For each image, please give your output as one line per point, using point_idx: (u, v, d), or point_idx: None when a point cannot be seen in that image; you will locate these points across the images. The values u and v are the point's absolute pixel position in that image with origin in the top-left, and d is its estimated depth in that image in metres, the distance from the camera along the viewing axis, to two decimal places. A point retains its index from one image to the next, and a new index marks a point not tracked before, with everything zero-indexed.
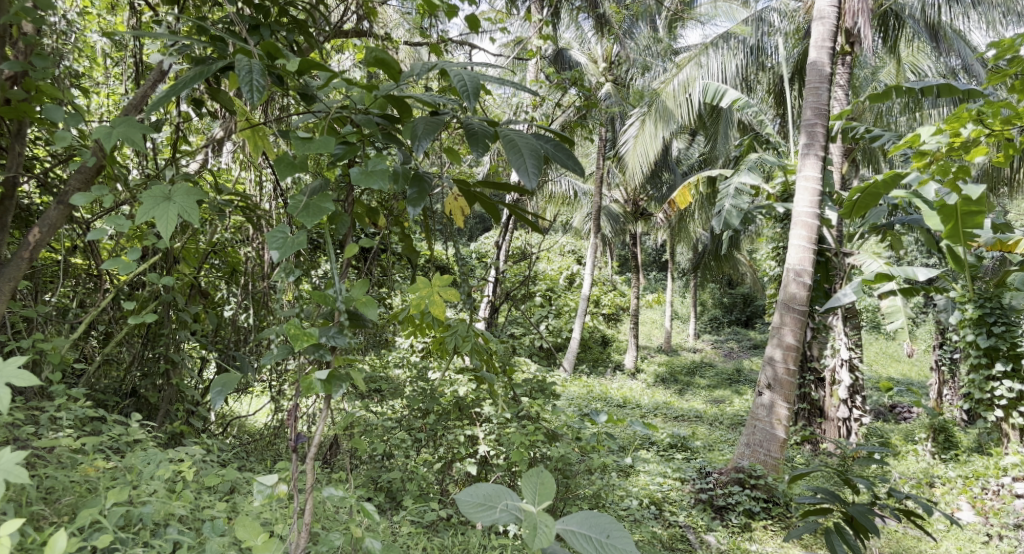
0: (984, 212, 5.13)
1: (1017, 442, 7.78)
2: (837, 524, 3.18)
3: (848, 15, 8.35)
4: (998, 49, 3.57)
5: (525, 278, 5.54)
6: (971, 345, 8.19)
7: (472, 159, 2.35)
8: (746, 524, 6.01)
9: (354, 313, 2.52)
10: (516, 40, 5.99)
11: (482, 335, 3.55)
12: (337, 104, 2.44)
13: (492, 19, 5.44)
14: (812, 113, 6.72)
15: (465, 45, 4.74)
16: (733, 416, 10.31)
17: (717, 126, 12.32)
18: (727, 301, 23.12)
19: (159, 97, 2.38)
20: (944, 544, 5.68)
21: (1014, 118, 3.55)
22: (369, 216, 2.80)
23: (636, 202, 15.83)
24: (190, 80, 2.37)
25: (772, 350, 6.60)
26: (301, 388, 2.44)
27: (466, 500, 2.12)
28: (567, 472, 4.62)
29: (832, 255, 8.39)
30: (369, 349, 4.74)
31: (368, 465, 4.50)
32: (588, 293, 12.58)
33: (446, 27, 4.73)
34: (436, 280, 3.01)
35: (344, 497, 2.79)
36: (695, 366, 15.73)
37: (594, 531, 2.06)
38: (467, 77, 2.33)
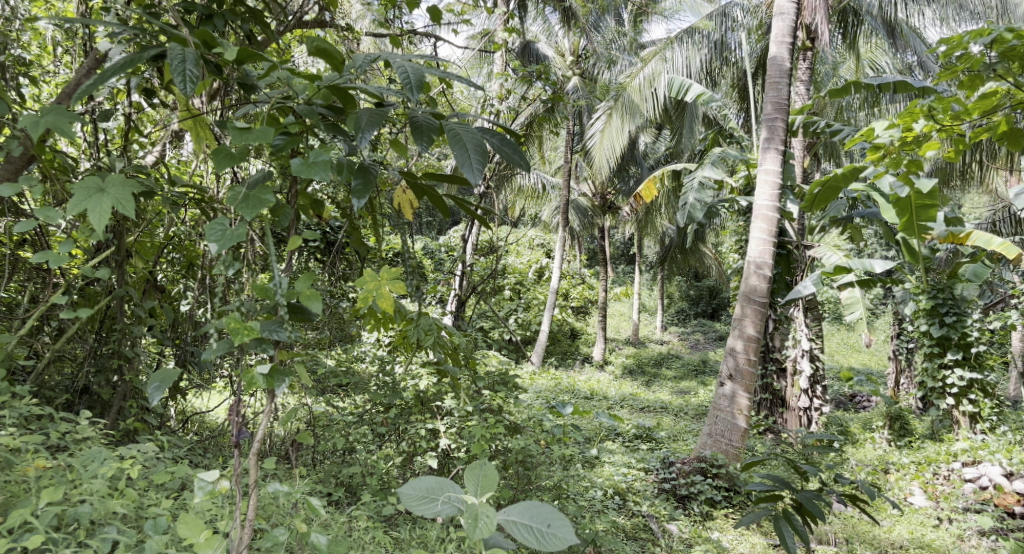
0: (937, 205, 5.23)
1: (967, 428, 8.01)
2: (787, 511, 3.22)
3: (807, 11, 8.48)
4: (948, 47, 3.63)
5: (493, 272, 5.53)
6: (924, 334, 8.37)
7: (417, 152, 2.32)
8: (707, 512, 6.09)
9: (298, 306, 2.49)
10: (483, 33, 5.97)
11: (445, 329, 3.51)
12: (279, 95, 2.41)
13: (458, 12, 5.41)
14: (773, 108, 6.80)
15: (429, 38, 4.69)
16: (698, 407, 10.42)
17: (683, 120, 12.39)
18: (693, 293, 23.40)
19: (85, 86, 2.31)
20: (896, 528, 5.81)
21: (964, 114, 3.62)
22: (315, 208, 2.77)
23: (603, 195, 15.89)
24: (120, 68, 2.32)
25: (733, 341, 6.69)
26: (242, 383, 2.40)
27: (410, 493, 2.14)
28: (529, 464, 4.62)
29: (794, 248, 8.52)
30: (334, 344, 4.71)
31: (330, 462, 4.46)
32: (556, 286, 12.51)
33: (411, 19, 4.67)
34: (385, 273, 2.99)
35: (292, 493, 2.76)
36: (662, 358, 15.87)
37: (536, 521, 2.07)
38: (411, 70, 2.31)
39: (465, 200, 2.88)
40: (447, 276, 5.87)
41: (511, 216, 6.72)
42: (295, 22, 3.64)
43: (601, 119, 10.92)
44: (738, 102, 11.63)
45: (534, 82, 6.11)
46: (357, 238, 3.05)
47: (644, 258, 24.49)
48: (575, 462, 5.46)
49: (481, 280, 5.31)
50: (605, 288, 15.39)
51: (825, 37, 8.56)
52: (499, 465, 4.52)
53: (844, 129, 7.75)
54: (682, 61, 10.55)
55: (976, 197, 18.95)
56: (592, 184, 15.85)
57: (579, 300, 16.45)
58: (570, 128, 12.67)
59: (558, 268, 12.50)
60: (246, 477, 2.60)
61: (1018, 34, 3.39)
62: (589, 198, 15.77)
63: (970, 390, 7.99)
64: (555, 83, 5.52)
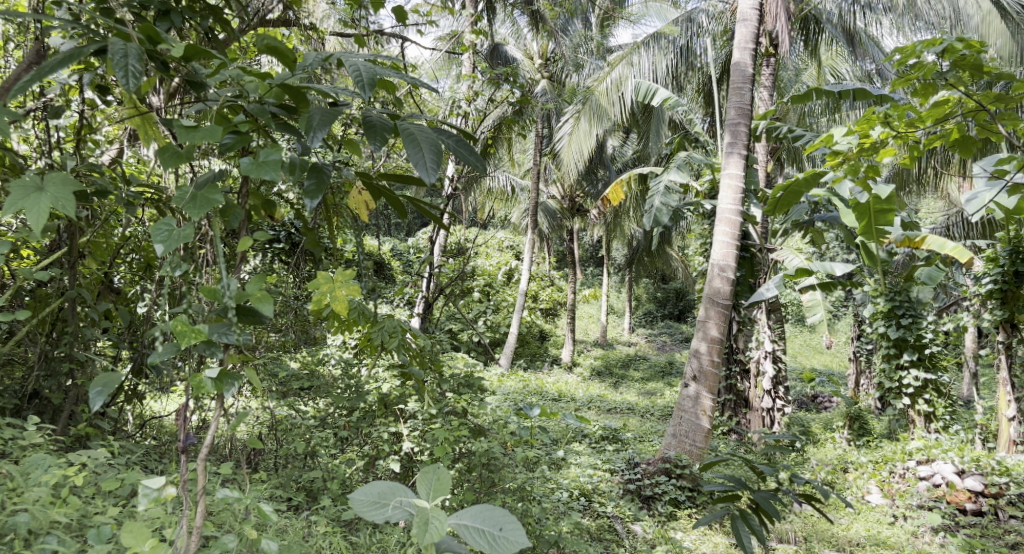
0: (893, 209, 5.34)
1: (923, 428, 8.16)
2: (745, 511, 3.25)
3: (769, 18, 8.59)
4: (902, 55, 3.70)
5: (461, 274, 5.51)
6: (882, 336, 8.51)
7: (370, 151, 2.29)
8: (671, 513, 6.12)
9: (249, 308, 2.44)
10: (451, 34, 5.93)
11: (410, 331, 3.49)
12: (229, 93, 2.37)
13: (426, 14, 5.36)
14: (736, 113, 6.87)
15: (396, 39, 4.64)
16: (664, 408, 10.50)
17: (649, 124, 12.48)
18: (660, 295, 23.60)
19: (22, 81, 2.24)
20: (854, 527, 5.89)
21: (918, 122, 3.68)
22: (268, 208, 2.72)
23: (572, 197, 15.93)
24: (59, 63, 2.26)
25: (697, 343, 6.75)
26: (189, 387, 2.36)
27: (361, 498, 2.12)
28: (492, 467, 4.60)
29: (757, 251, 8.61)
30: (299, 348, 4.64)
31: (291, 466, 4.41)
32: (525, 288, 12.52)
33: (378, 21, 4.62)
34: (339, 275, 2.96)
35: (242, 498, 2.71)
36: (629, 359, 15.97)
37: (488, 524, 2.06)
38: (364, 69, 2.30)
39: (423, 202, 2.85)
40: (414, 278, 5.82)
41: (479, 218, 6.70)
42: (257, 20, 3.57)
43: (569, 123, 10.95)
44: (703, 107, 11.73)
45: (501, 84, 6.08)
46: (317, 240, 3.02)
47: (613, 261, 24.62)
48: (542, 464, 5.47)
49: (448, 283, 5.28)
50: (573, 291, 15.42)
51: (786, 43, 8.67)
52: (463, 469, 4.49)
53: (805, 135, 7.86)
54: (648, 65, 10.61)
55: (931, 202, 19.38)
56: (561, 187, 15.89)
57: (547, 302, 16.47)
58: (537, 130, 12.68)
59: (526, 271, 12.46)
60: (194, 483, 2.54)
61: (969, 44, 3.47)
62: (558, 200, 15.79)
63: (925, 390, 8.13)
64: (522, 86, 5.50)
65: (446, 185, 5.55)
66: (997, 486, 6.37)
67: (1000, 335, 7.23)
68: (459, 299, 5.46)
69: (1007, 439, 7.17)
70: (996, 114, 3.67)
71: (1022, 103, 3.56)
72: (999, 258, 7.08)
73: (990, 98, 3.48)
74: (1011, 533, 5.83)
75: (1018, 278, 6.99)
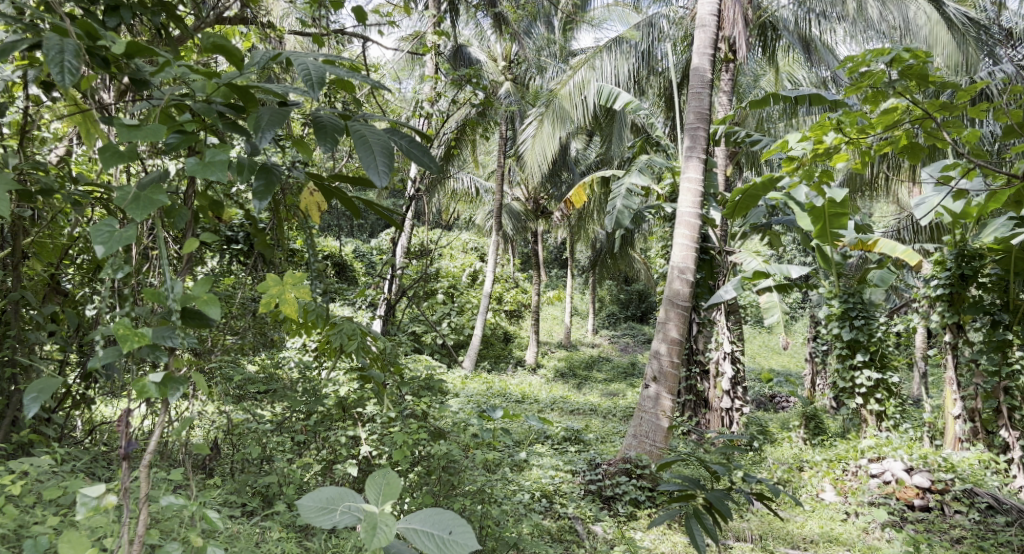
0: (847, 213, 5.44)
1: (875, 426, 8.32)
2: (698, 510, 3.28)
3: (727, 24, 8.69)
4: (854, 62, 3.77)
5: (424, 277, 5.47)
6: (836, 337, 8.67)
7: (321, 153, 2.28)
8: (631, 513, 6.15)
9: (194, 312, 2.40)
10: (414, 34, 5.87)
11: (370, 334, 3.46)
12: (175, 91, 2.32)
13: (388, 14, 5.31)
14: (694, 117, 6.93)
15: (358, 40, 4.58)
16: (626, 408, 10.57)
17: (612, 127, 12.55)
18: (623, 297, 23.76)
19: None
20: (808, 524, 5.99)
21: (869, 128, 3.76)
22: (216, 210, 2.67)
23: (536, 199, 15.95)
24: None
25: (658, 344, 6.79)
26: (132, 392, 2.30)
27: (310, 504, 2.10)
28: (451, 470, 4.56)
29: (716, 253, 8.76)
30: (257, 350, 4.55)
31: (246, 471, 4.34)
32: (488, 290, 12.49)
33: (339, 20, 4.55)
34: (289, 277, 2.91)
35: (188, 505, 2.65)
36: (591, 360, 16.04)
37: (437, 528, 2.04)
38: (314, 69, 2.27)
39: (377, 204, 2.82)
40: (377, 280, 5.78)
41: (444, 219, 6.67)
42: (215, 18, 3.49)
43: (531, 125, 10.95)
44: (664, 111, 11.83)
45: (465, 86, 6.04)
46: (269, 241, 2.97)
47: (577, 263, 24.72)
48: (504, 466, 5.46)
49: (410, 285, 5.24)
50: (537, 292, 15.42)
51: (744, 49, 8.78)
52: (421, 472, 4.45)
53: (762, 140, 7.97)
54: (610, 69, 10.65)
55: (884, 206, 19.78)
56: (525, 189, 15.92)
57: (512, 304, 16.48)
58: (501, 132, 12.67)
59: (491, 272, 12.44)
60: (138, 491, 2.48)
61: (915, 53, 3.56)
62: (522, 202, 15.79)
63: (877, 390, 8.28)
64: (486, 87, 5.47)
65: (408, 186, 5.51)
66: (943, 482, 6.53)
67: (947, 335, 7.41)
68: (422, 301, 5.43)
69: (954, 437, 7.34)
70: (941, 122, 3.77)
71: (966, 112, 3.66)
72: (947, 262, 7.26)
73: (936, 107, 3.58)
74: (956, 528, 5.98)
75: (964, 280, 7.17)
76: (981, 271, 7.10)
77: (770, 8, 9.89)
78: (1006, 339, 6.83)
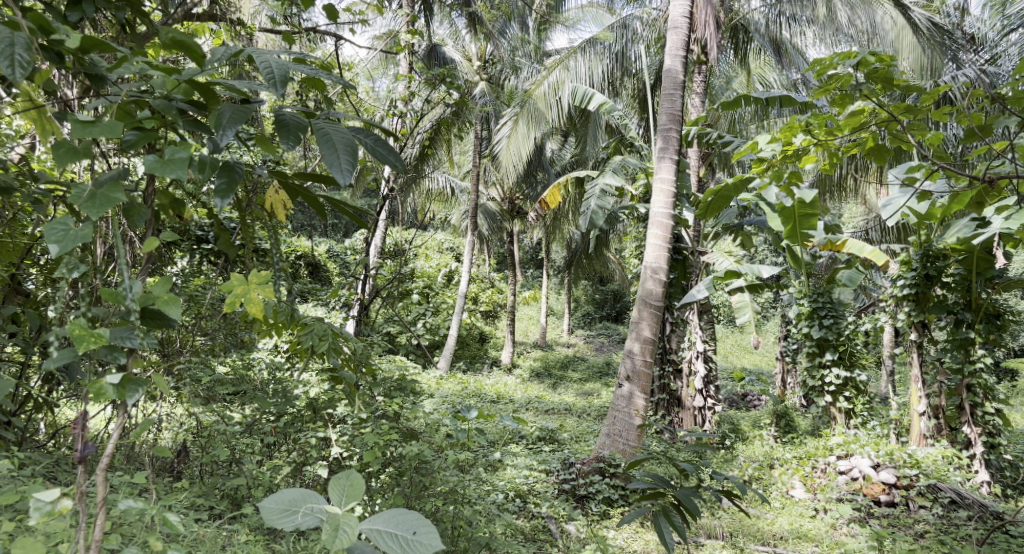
0: (816, 214, 5.51)
1: (843, 424, 8.42)
2: (666, 508, 3.29)
3: (698, 26, 8.74)
4: (822, 65, 3.80)
5: (398, 277, 5.44)
6: (806, 336, 8.76)
7: (284, 151, 2.26)
8: (605, 511, 6.16)
9: (154, 312, 2.36)
10: (388, 33, 5.83)
11: (341, 335, 3.43)
12: (133, 88, 2.29)
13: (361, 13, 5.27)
14: (667, 119, 6.95)
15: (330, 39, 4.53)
16: (600, 408, 10.60)
17: (586, 128, 12.57)
18: (598, 297, 23.86)
19: None
20: (778, 521, 6.04)
21: (836, 130, 3.79)
22: (177, 208, 2.63)
23: (512, 199, 15.92)
24: None
25: (631, 343, 6.81)
26: (88, 394, 2.27)
27: (271, 507, 2.08)
28: (423, 471, 4.52)
29: (688, 253, 8.82)
30: (228, 352, 4.50)
31: (214, 474, 4.29)
32: (463, 291, 12.45)
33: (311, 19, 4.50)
34: (253, 277, 2.88)
35: (147, 509, 2.61)
36: (567, 360, 16.06)
37: (401, 529, 2.03)
38: (276, 66, 2.25)
39: (342, 203, 2.80)
40: (350, 280, 5.73)
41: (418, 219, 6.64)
42: (183, 15, 3.43)
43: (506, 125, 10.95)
44: (638, 112, 11.88)
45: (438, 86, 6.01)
46: (234, 238, 2.94)
47: (553, 263, 24.75)
48: (477, 466, 5.45)
49: (383, 286, 5.20)
50: (512, 292, 15.41)
51: (715, 51, 8.83)
52: (392, 473, 4.41)
53: (733, 141, 8.03)
54: (584, 70, 10.67)
55: (853, 207, 20.04)
56: (500, 189, 15.91)
57: (488, 304, 16.45)
58: (476, 132, 12.64)
59: (466, 272, 12.40)
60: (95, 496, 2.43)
61: (881, 57, 3.59)
62: (498, 202, 15.76)
63: (846, 388, 8.39)
64: (460, 87, 5.45)
65: (382, 185, 5.47)
66: (908, 478, 6.64)
67: (913, 334, 7.53)
68: (396, 301, 5.40)
69: (918, 433, 7.45)
70: (906, 124, 3.81)
71: (930, 115, 3.70)
72: (912, 262, 7.36)
73: (901, 110, 3.61)
74: (920, 522, 6.07)
75: (928, 281, 7.27)
76: (945, 271, 7.20)
77: (741, 11, 9.95)
78: (968, 337, 6.96)
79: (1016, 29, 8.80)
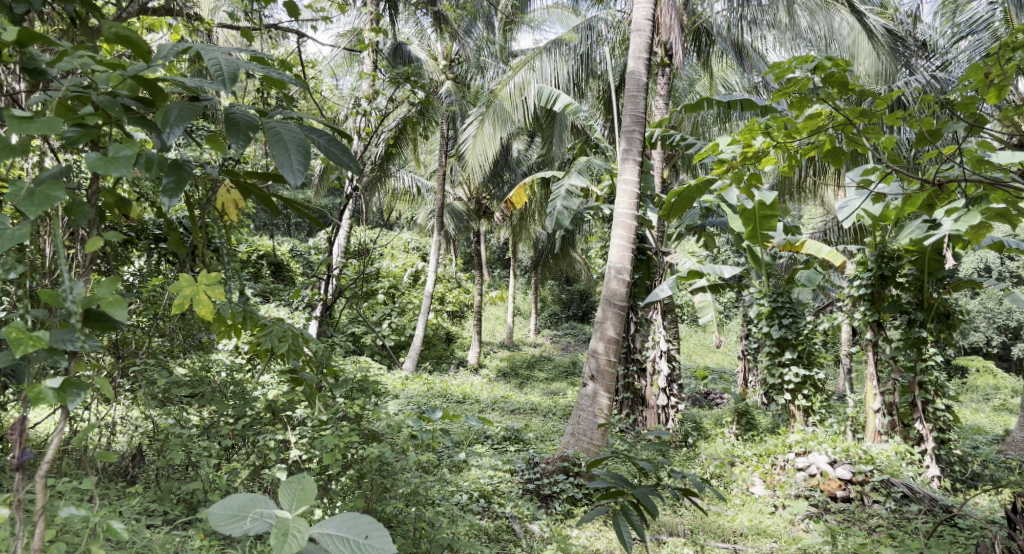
0: (776, 215, 5.58)
1: (802, 421, 8.55)
2: (625, 506, 3.30)
3: (663, 30, 8.78)
4: (783, 68, 3.83)
5: (362, 277, 5.39)
6: (766, 336, 8.88)
7: (234, 149, 2.22)
8: (568, 511, 6.16)
9: (98, 313, 2.30)
10: (352, 30, 5.76)
11: (301, 336, 3.38)
12: (75, 83, 2.23)
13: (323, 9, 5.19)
14: (631, 121, 6.98)
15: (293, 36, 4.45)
16: (565, 407, 10.64)
17: (551, 129, 12.59)
18: (565, 297, 23.97)
19: None
20: (739, 517, 6.11)
21: (795, 133, 3.84)
22: (123, 208, 2.57)
23: (478, 199, 15.88)
24: None
25: (595, 342, 6.83)
26: (27, 398, 2.20)
27: (220, 512, 2.06)
28: (385, 472, 4.46)
29: (652, 253, 8.90)
30: (187, 354, 4.41)
31: (170, 477, 4.21)
32: (429, 291, 12.39)
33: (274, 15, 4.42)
34: (203, 277, 2.83)
35: (89, 517, 2.55)
36: (533, 360, 16.09)
37: (352, 533, 2.01)
38: (225, 63, 2.21)
39: (297, 203, 2.76)
40: (313, 280, 5.65)
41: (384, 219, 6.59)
42: (139, 10, 3.33)
43: (472, 125, 10.96)
44: (604, 113, 11.94)
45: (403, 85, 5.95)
46: (184, 237, 2.88)
47: (520, 263, 24.78)
48: (442, 467, 5.42)
49: (347, 287, 5.15)
50: (479, 292, 15.38)
51: (679, 55, 8.88)
52: (353, 475, 4.36)
53: (695, 143, 8.10)
54: (550, 70, 10.66)
55: (813, 208, 20.39)
56: (466, 189, 15.87)
57: (454, 304, 16.40)
58: (442, 132, 12.58)
59: (432, 272, 12.33)
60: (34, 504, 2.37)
61: (838, 62, 3.65)
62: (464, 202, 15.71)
63: (804, 386, 8.52)
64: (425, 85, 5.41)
65: (345, 185, 5.41)
66: (863, 473, 6.77)
67: (868, 333, 7.67)
68: (360, 301, 5.34)
69: (873, 429, 7.55)
70: (862, 128, 3.87)
71: (885, 119, 3.76)
72: (868, 263, 7.49)
73: (857, 113, 3.67)
74: (875, 517, 6.18)
75: (883, 280, 7.40)
76: (899, 271, 7.35)
77: (704, 14, 9.99)
78: (921, 337, 7.12)
79: (966, 36, 9.01)
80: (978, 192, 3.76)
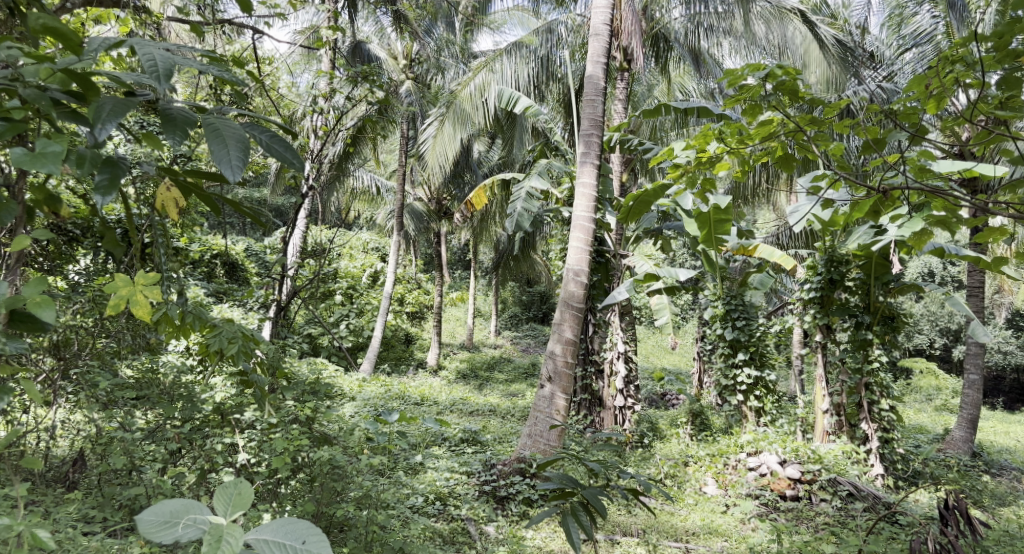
0: (731, 219, 5.63)
1: (754, 422, 8.67)
2: (575, 506, 3.30)
3: (623, 35, 8.80)
4: (738, 75, 3.87)
5: (319, 277, 5.31)
6: (720, 338, 8.98)
7: (170, 146, 2.16)
8: (523, 512, 6.16)
9: (23, 314, 2.23)
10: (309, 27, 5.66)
11: (251, 336, 3.31)
12: (3, 76, 2.17)
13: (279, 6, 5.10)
14: (588, 124, 6.98)
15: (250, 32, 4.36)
16: (523, 408, 10.64)
17: (511, 131, 12.59)
18: (525, 298, 24.00)
19: None
20: (690, 517, 6.18)
21: (747, 139, 3.87)
22: (54, 205, 2.49)
23: (437, 200, 15.82)
24: None
25: (552, 344, 6.82)
26: None
27: (151, 519, 2.00)
28: (336, 476, 4.36)
29: (609, 256, 8.95)
30: (135, 357, 4.29)
31: (112, 483, 4.08)
32: (387, 292, 12.28)
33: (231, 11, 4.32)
34: (141, 277, 2.76)
35: (16, 525, 2.45)
36: (491, 362, 16.06)
37: (290, 538, 1.98)
38: (160, 58, 2.16)
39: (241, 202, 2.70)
40: (268, 281, 5.55)
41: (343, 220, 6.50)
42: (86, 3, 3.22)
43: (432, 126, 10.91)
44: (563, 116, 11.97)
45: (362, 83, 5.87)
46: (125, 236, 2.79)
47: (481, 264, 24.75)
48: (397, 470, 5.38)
49: (302, 288, 5.07)
50: (438, 293, 15.30)
51: (639, 60, 8.92)
52: (304, 479, 4.28)
53: (653, 148, 8.15)
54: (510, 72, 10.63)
55: (766, 213, 20.72)
56: (426, 189, 15.78)
57: (413, 305, 16.30)
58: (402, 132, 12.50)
59: (391, 273, 12.21)
60: None
61: (789, 70, 3.68)
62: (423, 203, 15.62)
63: (756, 387, 8.64)
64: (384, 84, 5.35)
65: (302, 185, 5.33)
66: (811, 473, 6.88)
67: (818, 335, 7.81)
68: (316, 302, 5.26)
69: (822, 429, 7.68)
70: (813, 135, 3.91)
71: (835, 126, 3.80)
72: (818, 267, 7.64)
73: (806, 121, 3.72)
74: (821, 515, 6.28)
75: (832, 284, 7.54)
76: (848, 275, 7.49)
77: (662, 20, 10.07)
78: (868, 339, 7.28)
79: (911, 48, 9.25)
80: (921, 199, 3.81)
